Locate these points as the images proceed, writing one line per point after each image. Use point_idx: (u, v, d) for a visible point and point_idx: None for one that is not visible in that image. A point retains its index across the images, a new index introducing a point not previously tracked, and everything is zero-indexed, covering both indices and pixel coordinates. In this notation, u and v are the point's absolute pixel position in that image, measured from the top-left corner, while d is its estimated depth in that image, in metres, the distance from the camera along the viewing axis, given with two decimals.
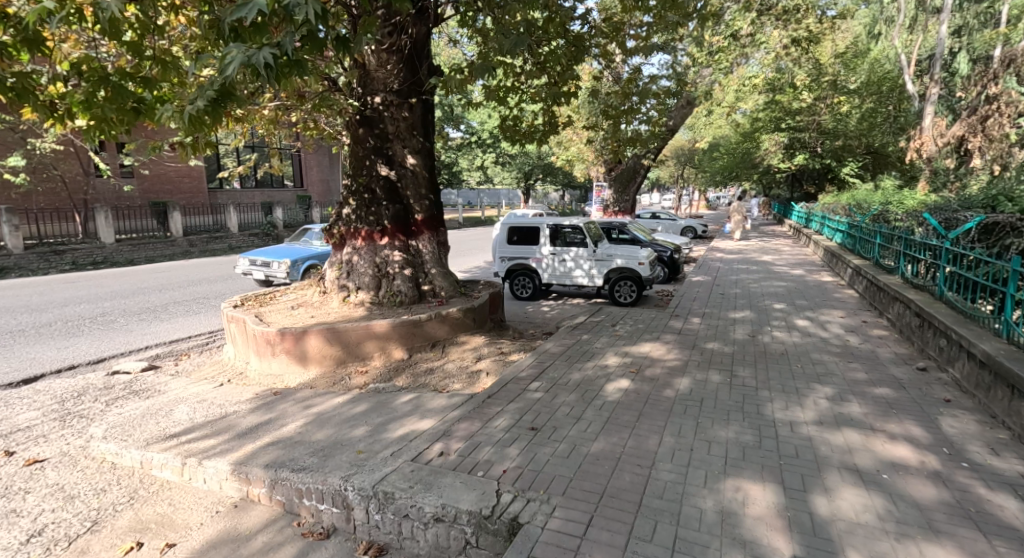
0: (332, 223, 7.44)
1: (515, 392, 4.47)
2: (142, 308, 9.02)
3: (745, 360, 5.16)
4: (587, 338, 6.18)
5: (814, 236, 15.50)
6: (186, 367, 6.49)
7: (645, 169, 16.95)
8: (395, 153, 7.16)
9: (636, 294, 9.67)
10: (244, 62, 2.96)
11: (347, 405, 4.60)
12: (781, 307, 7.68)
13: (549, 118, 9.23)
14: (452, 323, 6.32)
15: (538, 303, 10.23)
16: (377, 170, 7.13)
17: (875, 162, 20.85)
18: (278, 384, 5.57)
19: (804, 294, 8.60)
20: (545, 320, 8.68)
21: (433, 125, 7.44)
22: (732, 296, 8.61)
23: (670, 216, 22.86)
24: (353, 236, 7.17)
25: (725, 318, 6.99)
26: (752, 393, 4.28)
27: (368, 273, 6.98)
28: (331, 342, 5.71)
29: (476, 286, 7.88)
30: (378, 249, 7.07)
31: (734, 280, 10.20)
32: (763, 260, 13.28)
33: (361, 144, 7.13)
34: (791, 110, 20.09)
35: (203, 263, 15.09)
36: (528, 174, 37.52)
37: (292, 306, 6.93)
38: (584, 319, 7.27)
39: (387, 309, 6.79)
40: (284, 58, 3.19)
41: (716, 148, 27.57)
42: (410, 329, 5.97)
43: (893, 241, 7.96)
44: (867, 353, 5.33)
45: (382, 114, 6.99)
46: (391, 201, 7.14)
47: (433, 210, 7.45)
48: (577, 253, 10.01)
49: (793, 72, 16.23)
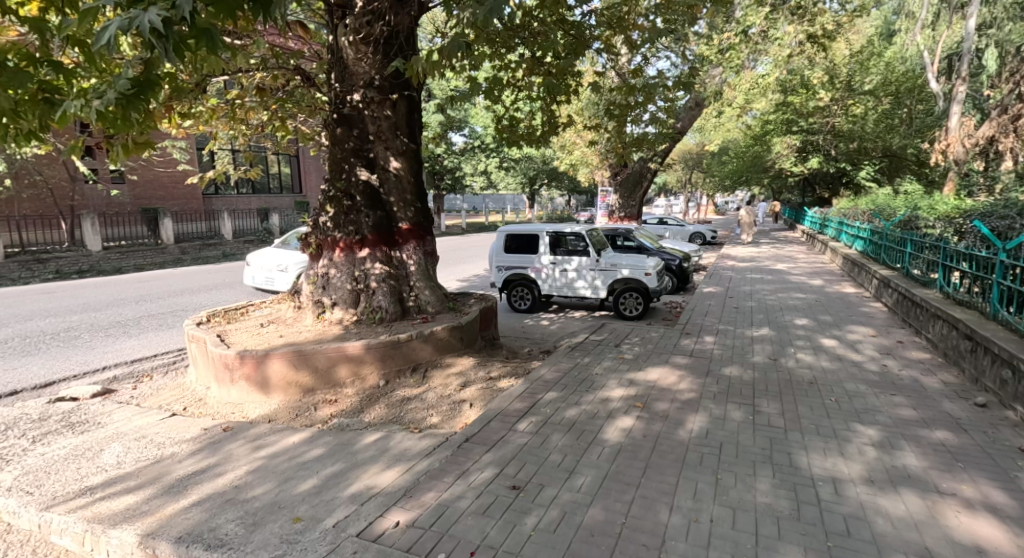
0: (309, 231, 6.80)
1: (500, 433, 3.79)
2: (110, 322, 8.41)
3: (769, 391, 4.46)
4: (587, 361, 5.49)
5: (831, 243, 14.77)
6: (143, 392, 5.86)
7: (652, 173, 16.41)
8: (377, 155, 6.54)
9: (643, 307, 8.95)
10: (123, 26, 2.25)
11: (303, 444, 3.95)
12: (803, 323, 6.96)
13: (549, 115, 8.54)
14: (437, 344, 5.67)
15: (537, 316, 9.55)
16: (357, 174, 6.50)
17: (893, 165, 20.06)
18: (235, 415, 4.90)
19: (828, 308, 7.87)
20: (544, 336, 8.01)
21: (419, 125, 6.83)
22: (747, 310, 7.90)
23: (677, 222, 22.19)
24: (331, 247, 6.54)
25: (741, 337, 6.28)
26: (780, 436, 3.59)
27: (346, 287, 6.35)
28: (298, 367, 5.05)
29: (467, 300, 7.23)
30: (357, 261, 6.44)
31: (748, 292, 9.48)
32: (777, 269, 12.56)
33: (339, 145, 6.49)
34: (803, 112, 19.40)
35: (193, 271, 14.56)
36: (532, 179, 37.03)
37: (263, 324, 6.28)
38: (585, 336, 6.59)
39: (366, 326, 6.14)
40: (187, 26, 2.47)
41: (725, 152, 26.92)
42: (389, 351, 5.31)
43: (926, 249, 7.21)
44: (910, 382, 4.62)
45: (362, 112, 6.38)
46: (372, 207, 6.52)
47: (420, 218, 6.85)
48: (579, 262, 9.33)
49: (808, 70, 15.54)
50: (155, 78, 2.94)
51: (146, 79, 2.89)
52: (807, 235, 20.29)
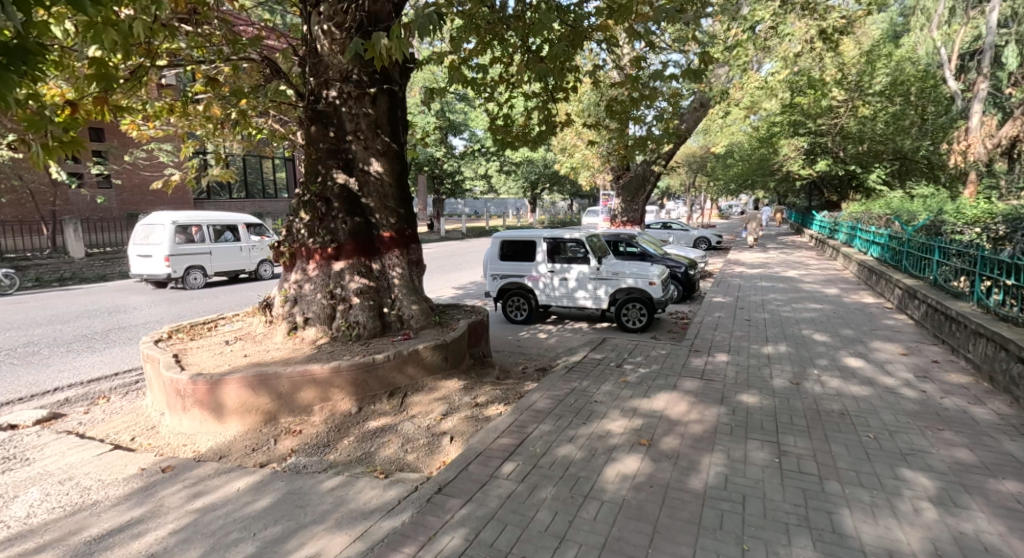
0: (282, 238, 6.22)
1: (478, 480, 3.20)
2: (75, 336, 7.86)
3: (795, 425, 3.85)
4: (585, 385, 4.89)
5: (844, 248, 14.13)
6: (93, 418, 5.30)
7: (656, 177, 15.82)
8: (355, 155, 6.00)
9: (646, 318, 8.36)
10: None
11: (247, 491, 3.37)
12: (823, 338, 6.36)
13: (546, 113, 7.95)
14: (418, 365, 5.08)
15: (533, 328, 8.97)
16: (333, 177, 5.96)
17: (904, 167, 19.47)
18: (185, 449, 4.31)
19: (848, 320, 7.26)
20: (541, 352, 7.42)
21: (402, 122, 6.27)
22: (760, 323, 7.30)
23: (681, 226, 21.64)
24: (304, 256, 5.99)
25: (755, 356, 5.69)
26: (813, 486, 3.02)
27: (320, 301, 5.78)
28: (257, 392, 4.46)
29: (455, 313, 6.65)
30: (332, 271, 5.88)
31: (760, 302, 8.87)
32: (788, 276, 11.95)
33: (313, 145, 5.97)
34: (811, 114, 18.85)
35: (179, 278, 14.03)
36: (534, 183, 36.52)
37: (228, 341, 5.71)
38: (583, 353, 5.99)
39: (341, 344, 5.55)
40: None
41: (729, 155, 26.39)
42: (362, 375, 4.73)
43: (954, 256, 6.61)
44: (956, 412, 4.02)
45: (338, 109, 5.87)
46: (350, 213, 5.96)
47: (402, 224, 6.28)
48: (579, 271, 8.73)
49: (818, 69, 14.96)
50: (30, 44, 2.40)
51: (18, 46, 2.36)
52: (816, 240, 19.68)
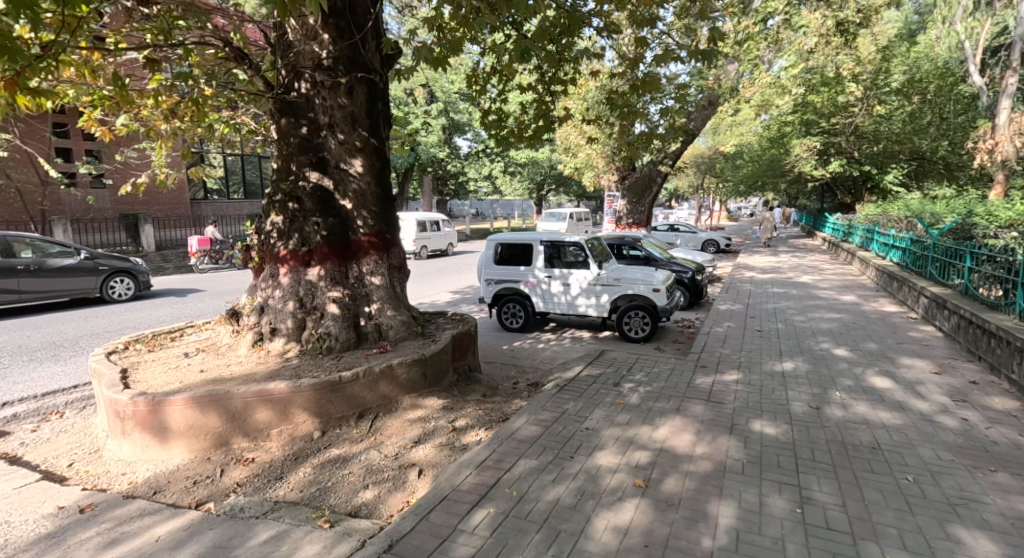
0: (252, 240, 5.72)
1: (440, 535, 2.69)
2: (41, 344, 7.39)
3: (818, 462, 3.31)
4: (578, 407, 4.36)
5: (859, 252, 13.48)
6: (37, 438, 4.82)
7: (663, 177, 15.18)
8: (330, 151, 5.51)
9: (650, 327, 7.81)
10: None
11: (169, 541, 2.88)
12: (844, 352, 5.79)
13: (542, 107, 7.44)
14: (391, 383, 4.55)
15: (529, 336, 8.44)
16: (305, 175, 5.48)
17: (921, 167, 18.78)
18: (122, 480, 3.81)
19: (869, 332, 6.67)
20: (535, 366, 6.89)
21: (383, 115, 5.77)
22: (773, 334, 6.74)
23: (690, 228, 21.02)
24: (274, 260, 5.50)
25: (768, 374, 5.14)
26: (844, 551, 2.49)
27: (289, 310, 5.27)
28: (206, 414, 3.95)
29: (441, 323, 6.14)
30: (304, 277, 5.38)
31: (772, 310, 8.30)
32: (801, 282, 11.34)
33: (285, 140, 5.49)
34: (824, 113, 18.20)
35: (169, 280, 13.64)
36: (539, 185, 36.01)
37: (188, 353, 5.20)
38: (578, 368, 5.46)
39: (310, 358, 5.04)
40: None
41: (739, 156, 25.74)
42: (325, 395, 4.21)
43: (988, 262, 6.02)
44: (1006, 447, 3.46)
45: (312, 100, 5.39)
46: (324, 213, 5.46)
47: (383, 226, 5.79)
48: (579, 276, 8.19)
49: (832, 66, 14.31)
50: None
51: None
52: (829, 244, 19.00)
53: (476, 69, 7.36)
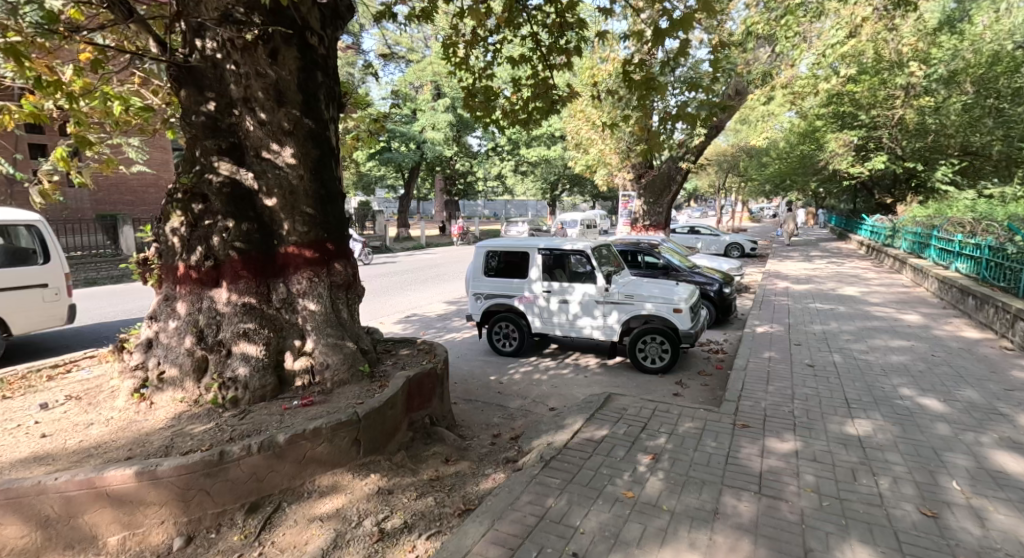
0: (149, 252, 4.36)
1: None
2: None
3: None
4: (568, 508, 2.97)
5: (911, 258, 11.81)
6: None
7: (684, 176, 13.70)
8: (245, 132, 4.15)
9: (668, 355, 6.37)
10: None
11: None
12: (935, 404, 4.31)
13: (538, 84, 6.05)
14: (304, 458, 3.24)
15: (525, 362, 7.08)
16: (213, 165, 4.12)
17: (972, 164, 16.97)
18: None
19: (957, 370, 5.17)
20: (524, 407, 5.51)
21: (319, 86, 4.42)
22: (831, 372, 5.25)
23: (712, 230, 19.50)
24: (170, 277, 4.14)
25: (840, 442, 3.69)
26: None
27: (182, 348, 3.91)
28: (4, 520, 2.67)
29: (400, 360, 4.78)
30: (206, 302, 4.03)
31: (822, 333, 6.81)
32: (847, 294, 9.79)
33: (184, 118, 4.14)
34: (863, 104, 16.54)
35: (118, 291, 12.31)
36: (552, 185, 34.56)
37: (49, 402, 3.88)
38: (575, 424, 4.08)
39: (205, 414, 3.70)
40: None
41: (767, 152, 24.10)
42: (196, 482, 2.90)
43: None
44: None
45: (219, 65, 4.05)
46: (236, 216, 4.11)
47: (318, 232, 4.42)
48: (583, 291, 6.75)
49: (879, 47, 12.65)
50: None
51: None
52: (867, 248, 17.28)
53: (455, 35, 5.91)
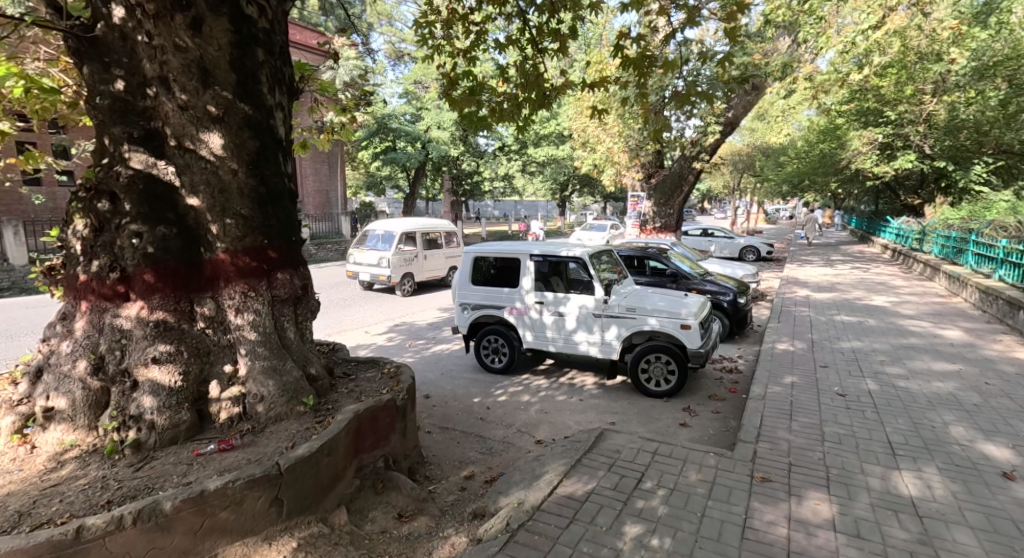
0: (56, 260, 3.70)
1: None
2: None
3: None
4: None
5: (944, 263, 10.91)
6: None
7: (696, 176, 12.86)
8: (161, 118, 3.46)
9: (675, 377, 5.60)
10: None
11: None
12: (1000, 452, 3.52)
13: (527, 70, 5.31)
14: (201, 529, 2.54)
15: (515, 381, 6.36)
16: (123, 157, 3.43)
17: (1007, 164, 15.94)
18: None
19: (1019, 404, 4.35)
20: (507, 438, 4.78)
21: (257, 64, 3.70)
22: (867, 403, 4.45)
23: (726, 232, 18.63)
24: (71, 290, 3.46)
25: (888, 508, 2.91)
26: None
27: (76, 378, 3.23)
28: None
29: (355, 387, 4.04)
30: (111, 323, 3.34)
31: (853, 352, 5.98)
32: (876, 305, 8.92)
33: (89, 100, 3.46)
34: (888, 99, 15.65)
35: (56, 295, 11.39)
36: (562, 186, 33.73)
37: None
38: (555, 473, 3.34)
39: (98, 462, 3.02)
40: None
41: (785, 151, 23.17)
42: None
43: None
44: None
45: (128, 36, 3.36)
46: (151, 218, 3.43)
47: (257, 237, 3.71)
48: (580, 304, 5.99)
49: (908, 39, 11.81)
50: None
51: None
52: (892, 252, 16.33)
53: (432, 12, 5.17)
